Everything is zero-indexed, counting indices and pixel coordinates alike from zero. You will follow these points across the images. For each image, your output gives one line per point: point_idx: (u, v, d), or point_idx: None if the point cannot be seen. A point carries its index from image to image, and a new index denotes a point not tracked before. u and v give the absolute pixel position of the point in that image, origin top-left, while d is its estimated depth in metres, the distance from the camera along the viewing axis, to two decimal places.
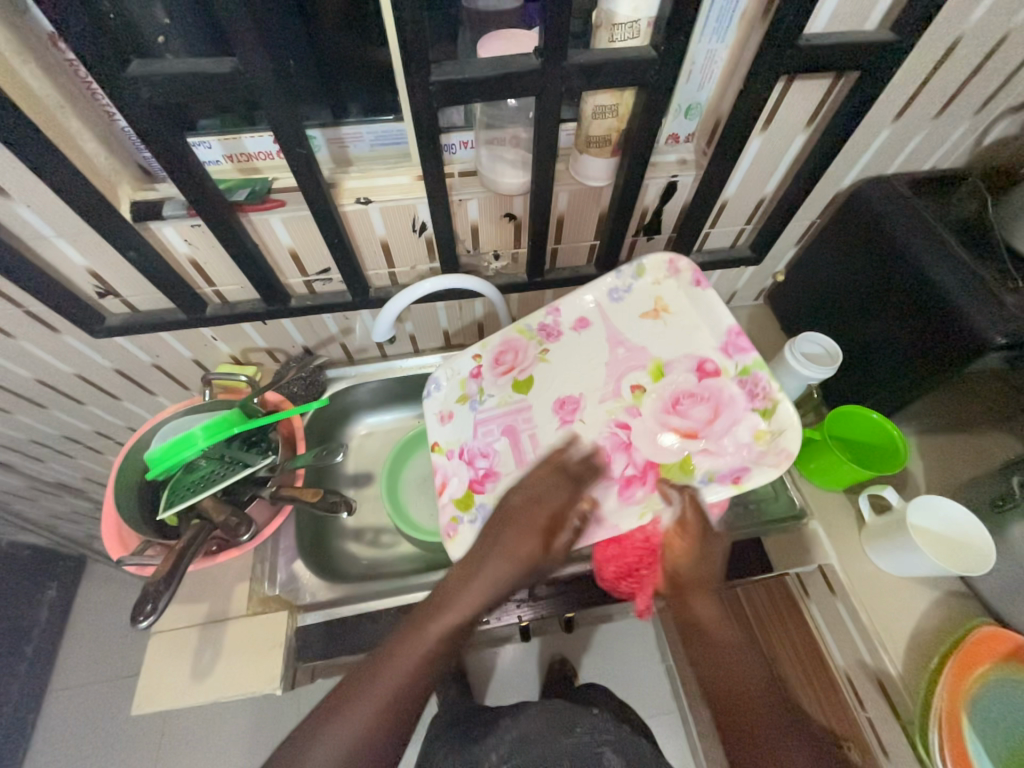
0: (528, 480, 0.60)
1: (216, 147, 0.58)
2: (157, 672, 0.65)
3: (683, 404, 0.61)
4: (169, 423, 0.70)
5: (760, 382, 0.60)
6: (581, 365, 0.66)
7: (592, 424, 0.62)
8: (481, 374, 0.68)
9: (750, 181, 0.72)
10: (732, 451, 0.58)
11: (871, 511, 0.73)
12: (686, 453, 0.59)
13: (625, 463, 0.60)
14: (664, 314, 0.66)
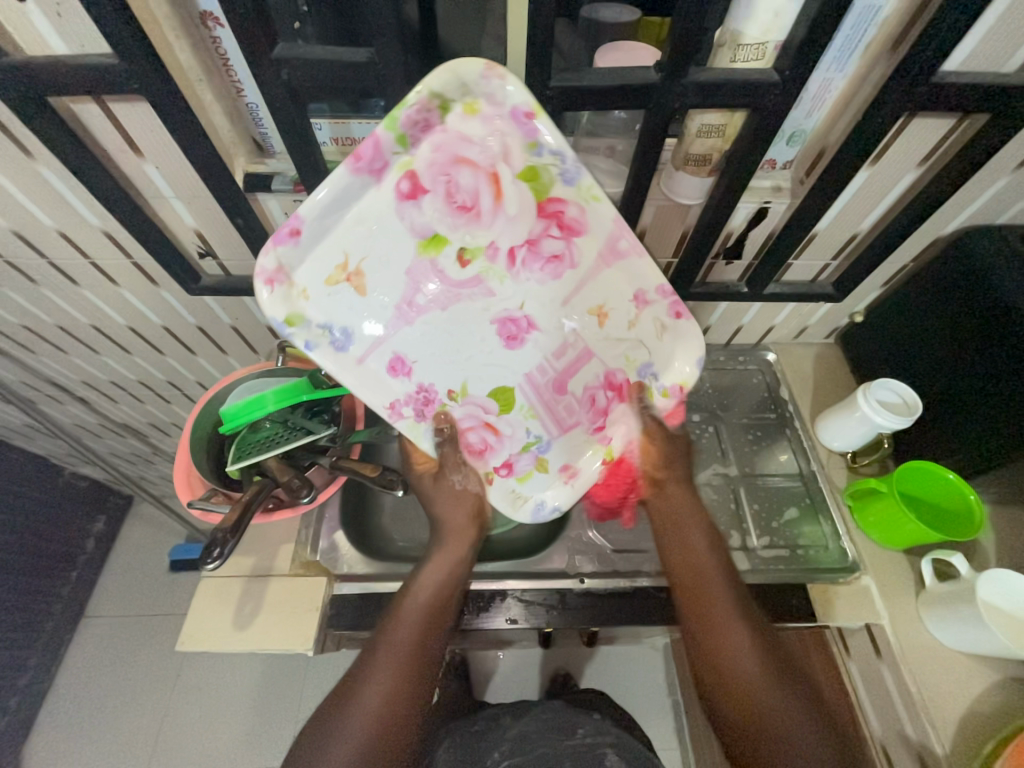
0: (593, 323, 0.64)
1: (326, 130, 0.60)
2: (202, 616, 0.68)
3: (461, 185, 0.54)
4: (244, 384, 0.74)
5: (374, 145, 0.51)
6: (431, 355, 0.63)
7: (520, 287, 0.62)
8: (517, 465, 0.67)
9: (845, 216, 0.69)
10: (434, 143, 0.51)
11: (934, 577, 0.69)
12: (517, 176, 0.54)
13: (551, 236, 0.58)
14: (361, 273, 0.58)
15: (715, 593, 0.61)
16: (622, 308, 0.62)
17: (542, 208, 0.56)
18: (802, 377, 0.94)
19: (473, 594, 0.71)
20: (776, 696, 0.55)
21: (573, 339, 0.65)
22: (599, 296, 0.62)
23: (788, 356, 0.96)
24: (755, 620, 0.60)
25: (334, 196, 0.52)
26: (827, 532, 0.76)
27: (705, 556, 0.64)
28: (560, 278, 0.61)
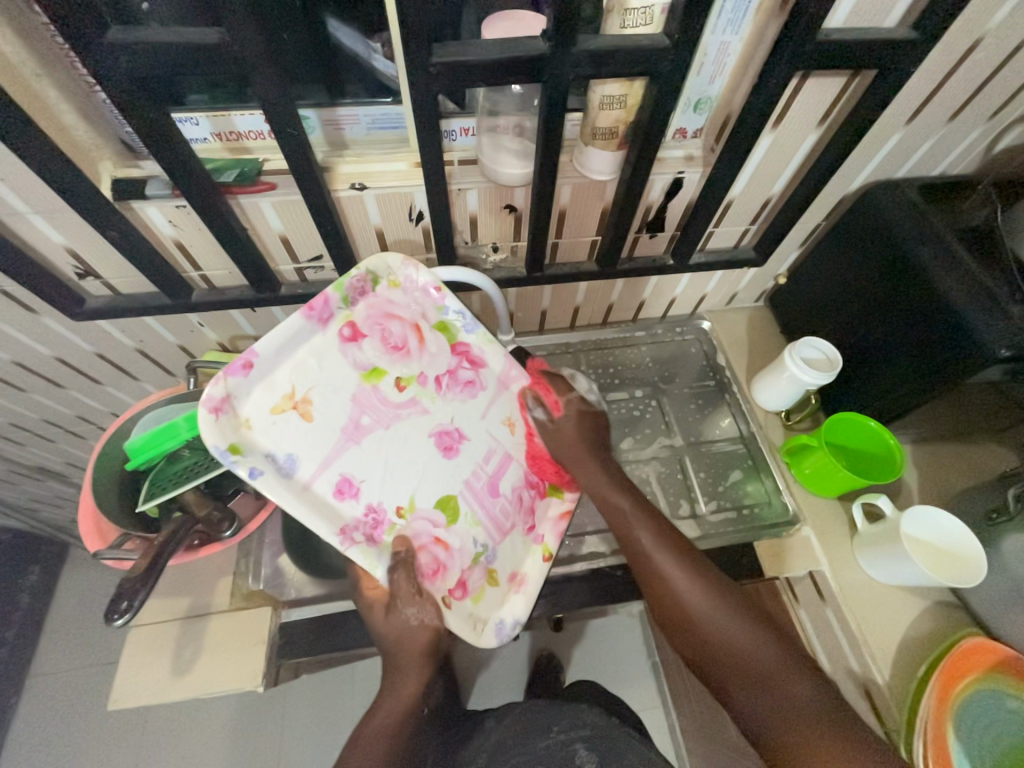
0: (508, 432, 0.68)
1: (205, 125, 0.55)
2: (136, 669, 0.63)
3: (393, 332, 0.61)
4: (150, 413, 0.67)
5: (325, 300, 0.57)
6: (380, 483, 0.58)
7: (447, 405, 0.64)
8: (471, 583, 0.61)
9: (757, 180, 0.70)
10: (375, 299, 0.61)
11: (865, 520, 0.73)
12: (431, 323, 0.64)
13: (465, 370, 0.66)
14: (308, 401, 0.56)
15: (668, 574, 0.61)
16: (522, 420, 0.69)
17: (454, 349, 0.65)
18: (736, 342, 0.96)
19: None
20: (756, 640, 0.57)
21: (495, 450, 0.66)
22: (500, 412, 0.68)
23: (722, 324, 0.98)
24: (713, 581, 0.61)
25: (282, 339, 0.55)
26: (769, 489, 0.79)
27: (653, 547, 0.63)
28: (474, 397, 0.66)
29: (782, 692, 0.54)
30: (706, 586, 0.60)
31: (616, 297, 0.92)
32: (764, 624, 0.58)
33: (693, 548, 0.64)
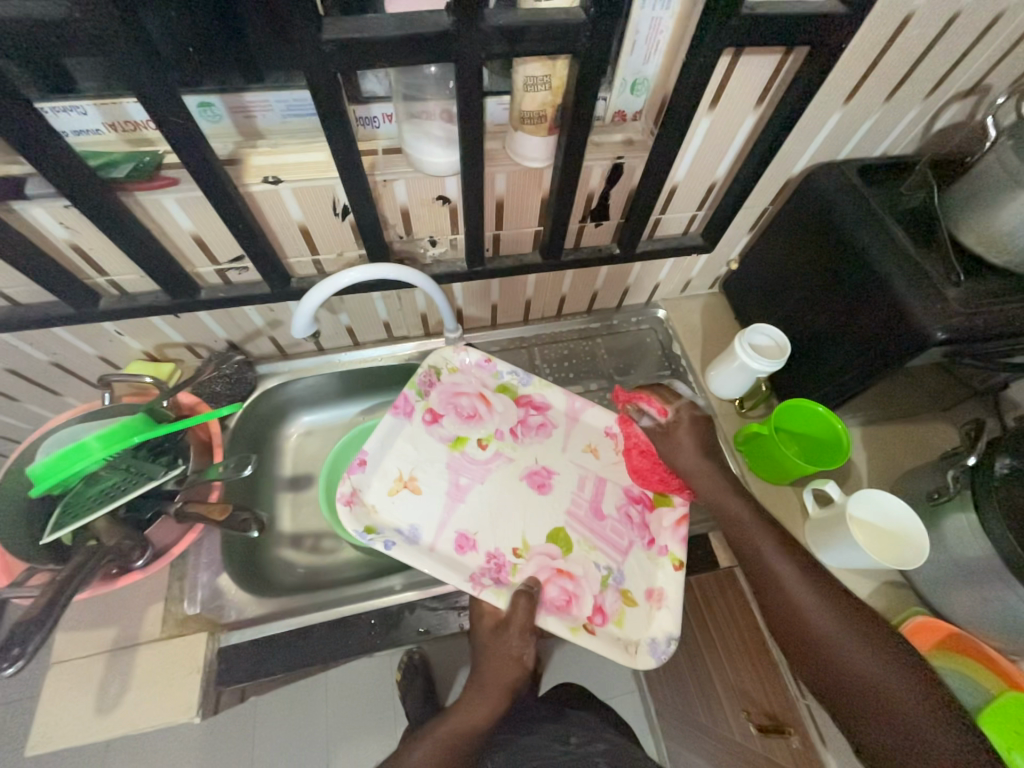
0: (592, 458, 0.80)
1: (94, 114, 0.50)
2: (57, 709, 0.59)
3: (464, 405, 0.81)
4: (57, 434, 0.61)
5: (406, 398, 0.78)
6: (490, 532, 0.73)
7: (527, 449, 0.80)
8: (607, 606, 0.69)
9: (700, 164, 0.68)
10: (432, 386, 0.80)
11: (816, 505, 0.73)
12: (496, 389, 0.81)
13: (534, 419, 0.81)
14: (415, 480, 0.75)
15: (774, 563, 0.64)
16: (604, 443, 0.81)
17: (518, 403, 0.82)
18: (692, 330, 0.95)
19: (379, 610, 0.68)
20: (844, 633, 0.58)
21: (585, 481, 0.78)
22: (592, 443, 0.81)
23: (677, 312, 0.97)
24: (814, 572, 0.63)
25: (381, 439, 0.74)
26: None
27: (760, 537, 0.66)
28: (549, 436, 0.81)
29: (869, 681, 0.55)
30: (809, 579, 0.62)
31: (568, 289, 0.89)
32: (856, 613, 0.59)
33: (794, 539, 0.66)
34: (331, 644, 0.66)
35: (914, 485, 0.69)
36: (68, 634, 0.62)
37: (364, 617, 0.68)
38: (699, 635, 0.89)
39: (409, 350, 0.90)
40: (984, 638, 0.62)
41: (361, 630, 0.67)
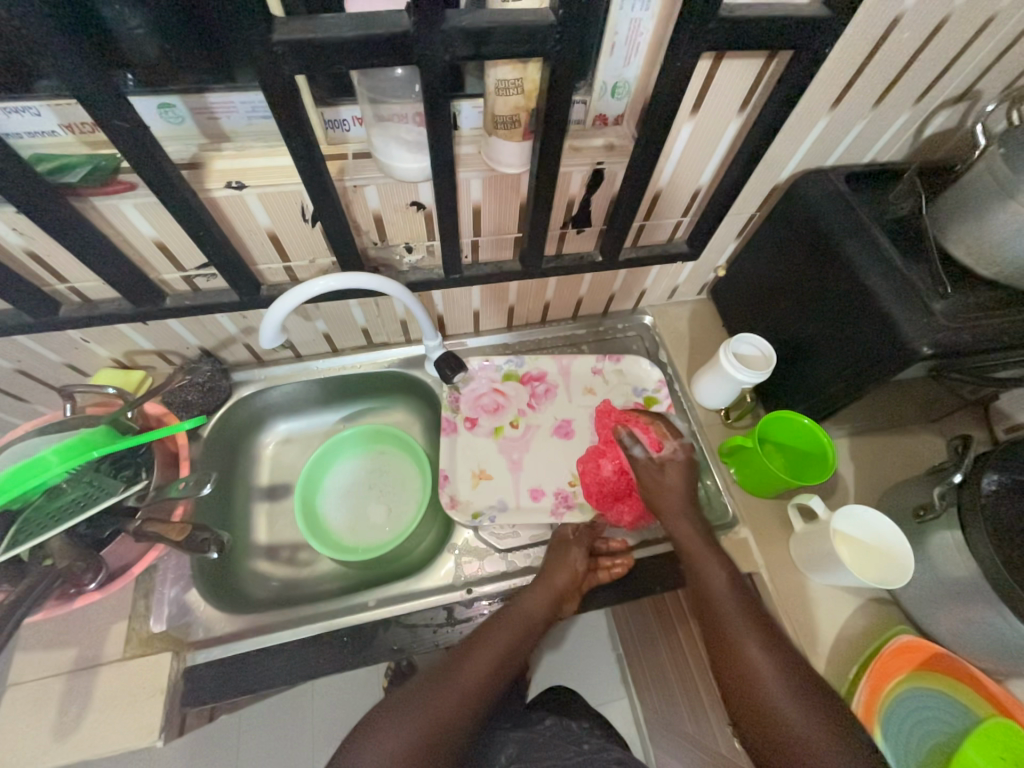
0: (593, 396, 0.86)
1: (49, 115, 0.47)
2: (10, 733, 0.57)
3: (486, 401, 0.84)
4: (10, 449, 0.59)
5: (448, 420, 0.82)
6: (550, 475, 0.80)
7: (546, 412, 0.85)
8: None
9: (683, 170, 0.66)
10: (460, 403, 0.83)
11: (801, 520, 0.71)
12: (507, 378, 0.85)
13: (543, 390, 0.86)
14: (482, 476, 0.79)
15: (736, 628, 0.57)
16: (598, 381, 0.87)
17: (526, 384, 0.86)
18: (679, 337, 0.93)
19: (351, 627, 0.67)
20: (797, 710, 0.50)
21: (592, 413, 0.85)
22: (586, 382, 0.87)
23: (665, 319, 0.95)
24: (783, 645, 0.55)
25: (447, 456, 0.80)
26: (706, 491, 0.79)
27: (727, 600, 0.60)
28: (557, 397, 0.85)
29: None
30: (774, 653, 0.54)
31: (551, 296, 0.87)
32: (825, 698, 0.51)
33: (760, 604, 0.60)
34: (301, 663, 0.64)
35: (901, 501, 0.68)
36: (27, 654, 0.60)
37: (336, 635, 0.66)
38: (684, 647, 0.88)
39: (389, 358, 0.88)
40: (968, 657, 0.61)
41: (333, 648, 0.65)
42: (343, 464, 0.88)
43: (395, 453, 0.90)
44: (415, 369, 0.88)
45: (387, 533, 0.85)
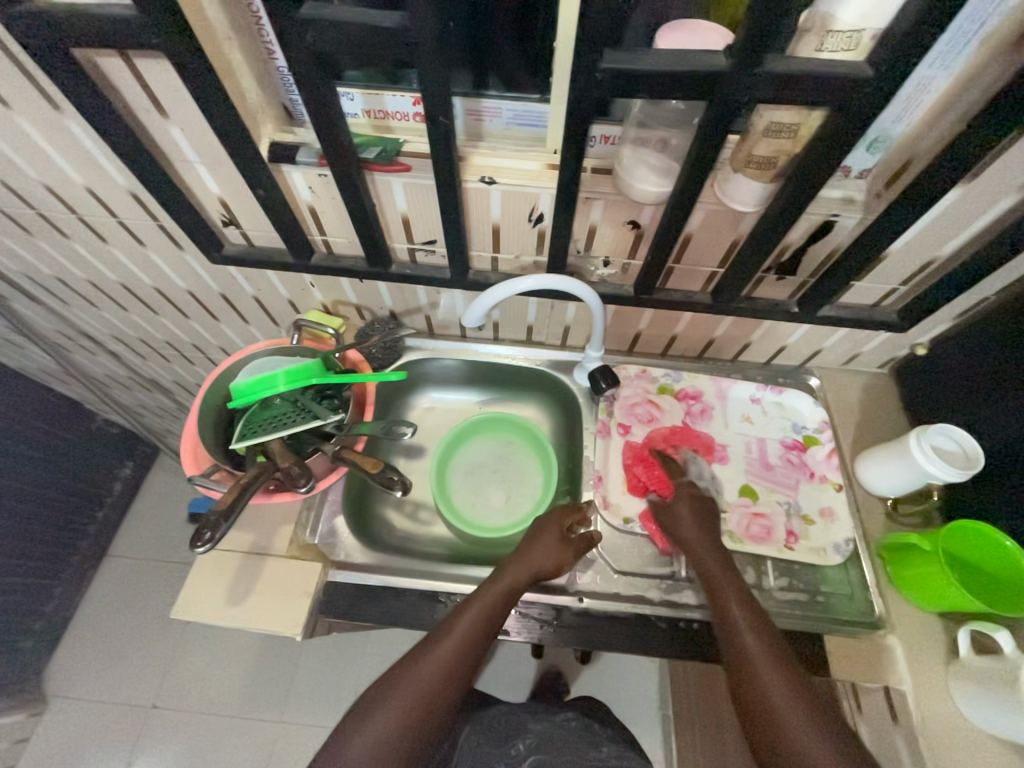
0: (749, 425, 0.84)
1: (358, 101, 0.58)
2: (196, 588, 0.69)
3: (641, 411, 0.84)
4: (256, 361, 0.72)
5: (604, 421, 0.83)
6: (701, 498, 0.78)
7: (702, 433, 0.83)
8: (796, 527, 0.75)
9: (924, 237, 0.61)
10: (616, 406, 0.84)
11: (971, 648, 0.62)
12: (662, 392, 0.85)
13: (695, 411, 0.84)
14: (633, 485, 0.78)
15: (756, 666, 0.58)
16: (756, 410, 0.85)
17: (681, 400, 0.85)
18: (847, 408, 0.86)
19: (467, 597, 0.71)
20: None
21: (748, 440, 0.82)
22: (745, 410, 0.85)
23: (833, 385, 0.88)
24: (830, 725, 0.54)
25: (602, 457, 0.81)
26: (851, 580, 0.72)
27: (750, 640, 0.59)
28: (712, 419, 0.84)
29: None
30: (801, 703, 0.55)
31: (719, 334, 0.85)
32: (839, 742, 0.52)
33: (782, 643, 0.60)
34: (419, 610, 0.70)
35: None
36: None
37: (453, 599, 0.71)
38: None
39: (540, 357, 0.92)
40: None
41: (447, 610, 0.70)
42: (477, 442, 0.94)
43: (523, 446, 0.93)
44: (562, 373, 0.91)
45: (502, 520, 0.89)
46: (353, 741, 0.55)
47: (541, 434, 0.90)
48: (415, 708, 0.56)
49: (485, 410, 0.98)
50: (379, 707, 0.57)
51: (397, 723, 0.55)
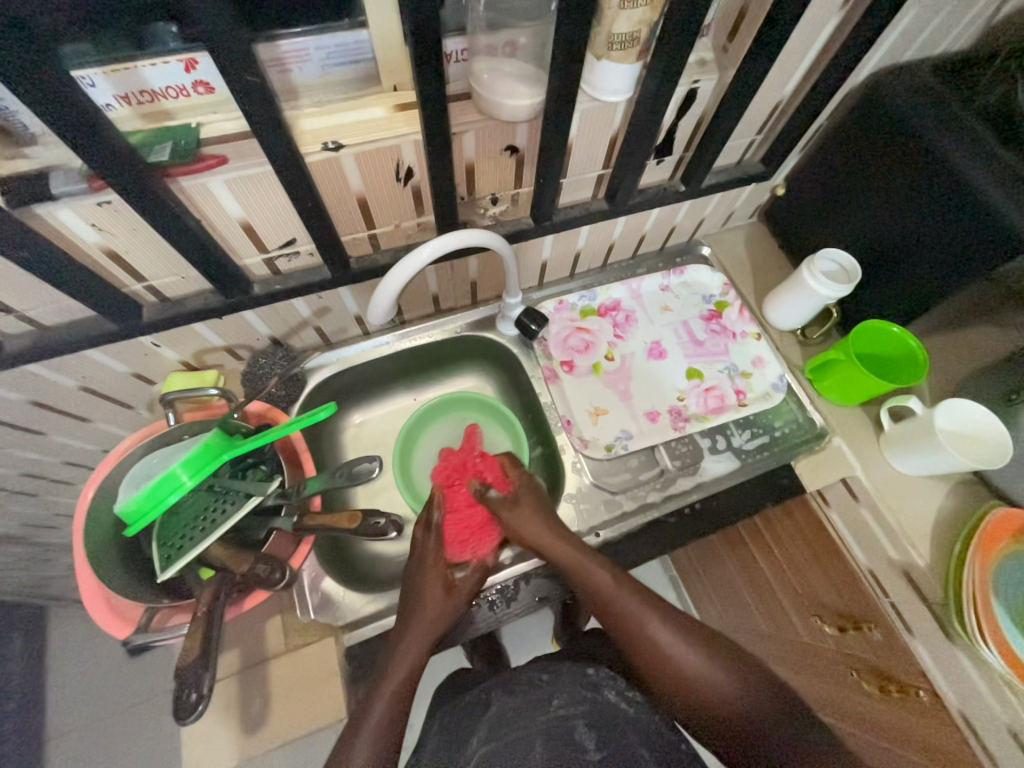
0: (670, 313, 0.87)
1: (101, 85, 0.40)
2: (208, 735, 0.58)
3: (575, 343, 0.83)
4: (132, 468, 0.55)
5: (547, 368, 0.82)
6: (659, 396, 0.81)
7: (635, 338, 0.85)
8: (741, 385, 0.82)
9: (771, 81, 0.63)
10: (551, 347, 0.83)
11: (891, 422, 0.76)
12: (585, 315, 0.85)
13: (619, 320, 0.86)
14: (599, 413, 0.79)
15: (630, 616, 0.60)
16: (669, 298, 0.88)
17: (604, 316, 0.86)
18: (739, 264, 0.93)
19: (496, 586, 0.70)
20: (721, 683, 0.55)
21: (674, 327, 0.86)
22: (664, 301, 0.88)
23: (721, 248, 0.94)
24: (700, 640, 0.58)
25: (559, 402, 0.80)
26: (794, 408, 0.81)
27: (612, 591, 0.61)
28: (638, 322, 0.86)
29: (740, 718, 0.53)
30: (675, 632, 0.58)
31: (617, 236, 0.84)
32: (707, 648, 0.57)
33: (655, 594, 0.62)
34: (455, 621, 0.68)
35: (983, 391, 0.72)
36: None
37: (484, 596, 0.69)
38: (765, 557, 0.91)
39: (458, 324, 0.85)
40: None
41: (482, 608, 0.68)
42: (430, 436, 0.87)
43: (477, 419, 0.88)
44: (488, 331, 0.85)
45: None
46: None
47: (494, 401, 0.84)
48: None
49: (422, 400, 0.90)
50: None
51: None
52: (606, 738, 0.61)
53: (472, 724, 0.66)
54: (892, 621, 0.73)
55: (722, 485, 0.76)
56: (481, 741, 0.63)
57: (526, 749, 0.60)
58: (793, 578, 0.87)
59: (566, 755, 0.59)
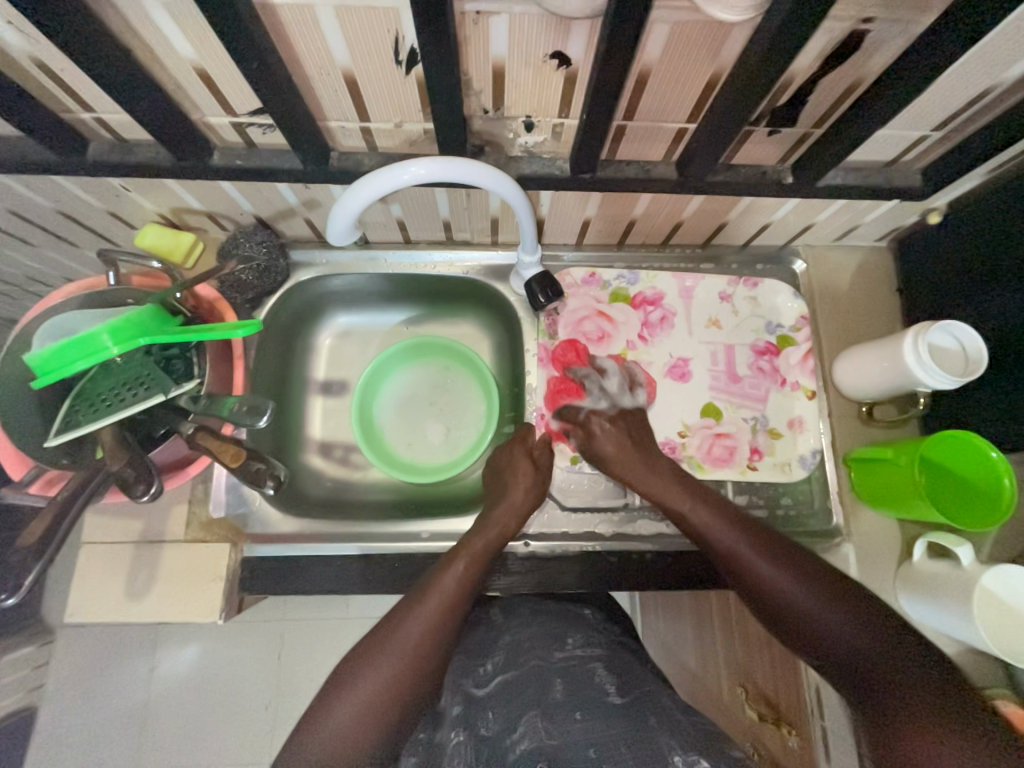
0: (716, 330, 0.70)
1: None
2: (89, 588, 0.59)
3: (588, 329, 0.70)
4: (52, 321, 0.51)
5: (542, 347, 0.70)
6: (659, 422, 0.68)
7: (660, 346, 0.70)
8: (761, 444, 0.68)
9: (992, 54, 0.41)
10: (557, 326, 0.70)
11: (926, 554, 0.59)
12: (611, 299, 0.71)
13: (650, 316, 0.70)
14: (582, 417, 0.68)
15: (734, 551, 0.54)
16: (725, 310, 0.71)
17: (634, 307, 0.71)
18: (833, 296, 0.72)
19: (404, 554, 0.65)
20: (838, 618, 0.48)
21: (714, 349, 0.70)
22: (716, 310, 0.71)
23: (821, 267, 0.73)
24: (820, 576, 0.51)
25: (543, 390, 0.70)
26: (813, 492, 0.67)
27: (714, 529, 0.56)
28: (674, 329, 0.70)
29: (862, 657, 0.46)
30: (789, 565, 0.52)
31: (689, 215, 0.66)
32: (835, 589, 0.50)
33: (779, 539, 0.54)
34: (351, 571, 0.64)
35: None
36: (96, 518, 0.61)
37: (389, 558, 0.65)
38: (714, 607, 0.76)
39: (467, 264, 0.73)
40: None
41: (384, 567, 0.65)
42: (406, 373, 0.80)
43: (459, 372, 0.80)
44: (498, 282, 0.73)
45: (443, 456, 0.79)
46: (311, 737, 0.45)
47: (477, 358, 0.75)
48: (382, 678, 0.47)
49: (410, 333, 0.81)
50: (354, 677, 0.48)
51: (372, 697, 0.47)
52: (629, 682, 0.56)
53: (487, 646, 0.62)
54: (816, 746, 0.60)
55: (687, 543, 0.66)
56: (496, 668, 0.59)
57: (543, 684, 0.56)
58: (733, 644, 0.72)
59: (584, 695, 0.54)
